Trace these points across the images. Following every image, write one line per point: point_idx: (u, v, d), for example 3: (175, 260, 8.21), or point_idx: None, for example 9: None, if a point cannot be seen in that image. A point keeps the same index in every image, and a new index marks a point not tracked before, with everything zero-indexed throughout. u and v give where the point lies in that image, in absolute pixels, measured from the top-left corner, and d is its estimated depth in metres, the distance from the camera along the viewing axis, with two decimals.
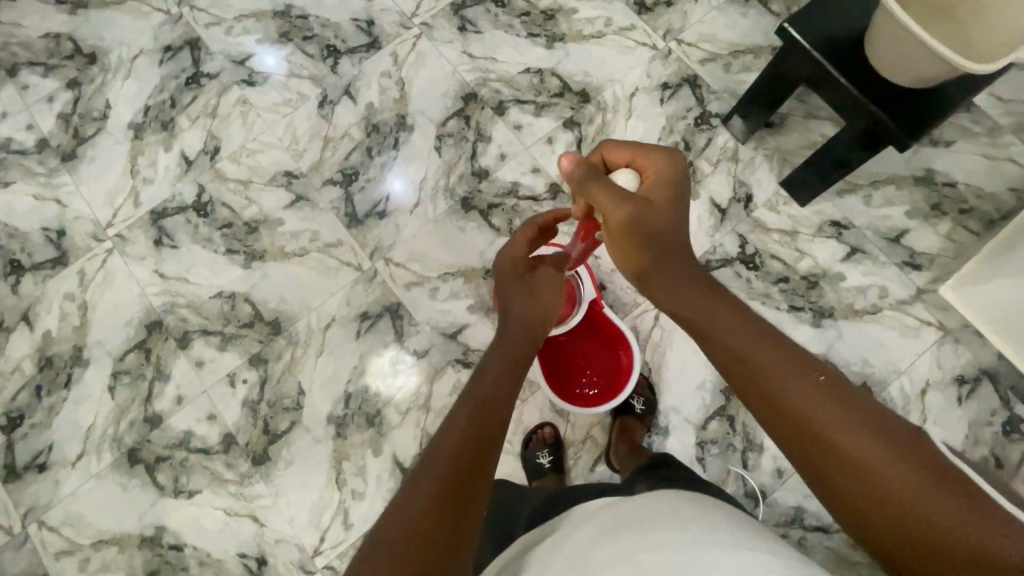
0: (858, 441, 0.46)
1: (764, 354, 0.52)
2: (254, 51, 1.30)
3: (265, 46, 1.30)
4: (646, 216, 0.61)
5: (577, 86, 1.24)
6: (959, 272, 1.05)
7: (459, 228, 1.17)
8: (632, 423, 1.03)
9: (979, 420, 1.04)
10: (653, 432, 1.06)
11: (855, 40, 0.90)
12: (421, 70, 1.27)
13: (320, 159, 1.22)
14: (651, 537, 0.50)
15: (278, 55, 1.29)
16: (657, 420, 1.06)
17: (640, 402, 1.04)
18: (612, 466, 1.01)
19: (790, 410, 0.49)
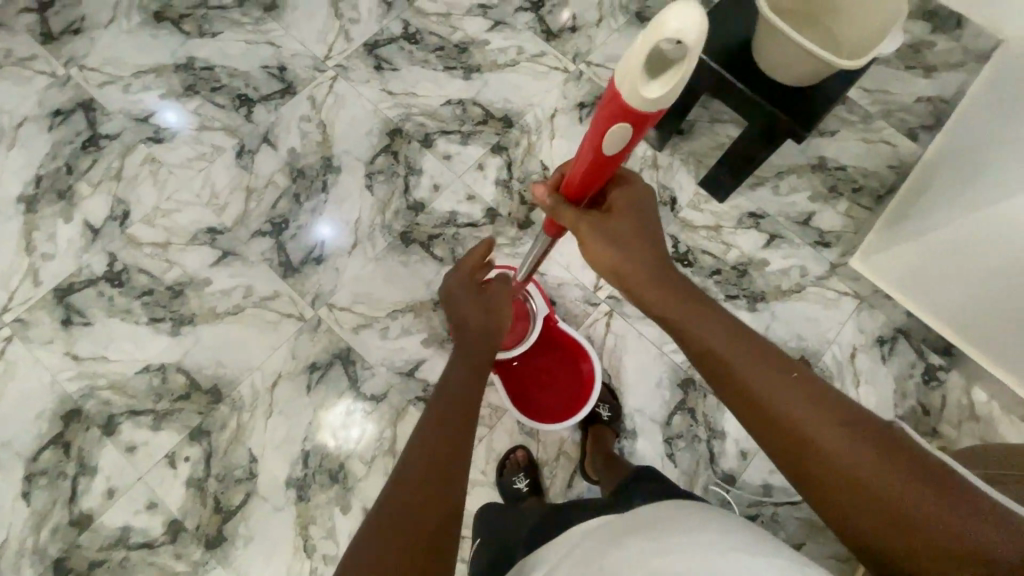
0: (838, 443, 0.48)
1: (744, 367, 0.55)
2: (158, 106, 1.23)
3: (171, 101, 1.24)
4: (616, 234, 0.62)
5: (499, 113, 1.28)
6: (863, 245, 1.16)
7: (402, 263, 1.15)
8: (603, 432, 1.03)
9: (903, 374, 1.15)
10: (622, 437, 1.07)
11: (743, 46, 1.00)
12: (342, 112, 1.26)
13: (245, 211, 1.17)
14: (666, 540, 0.50)
15: (184, 108, 1.24)
16: (625, 424, 1.08)
17: (606, 410, 1.05)
18: (590, 478, 1.01)
19: (772, 410, 0.52)
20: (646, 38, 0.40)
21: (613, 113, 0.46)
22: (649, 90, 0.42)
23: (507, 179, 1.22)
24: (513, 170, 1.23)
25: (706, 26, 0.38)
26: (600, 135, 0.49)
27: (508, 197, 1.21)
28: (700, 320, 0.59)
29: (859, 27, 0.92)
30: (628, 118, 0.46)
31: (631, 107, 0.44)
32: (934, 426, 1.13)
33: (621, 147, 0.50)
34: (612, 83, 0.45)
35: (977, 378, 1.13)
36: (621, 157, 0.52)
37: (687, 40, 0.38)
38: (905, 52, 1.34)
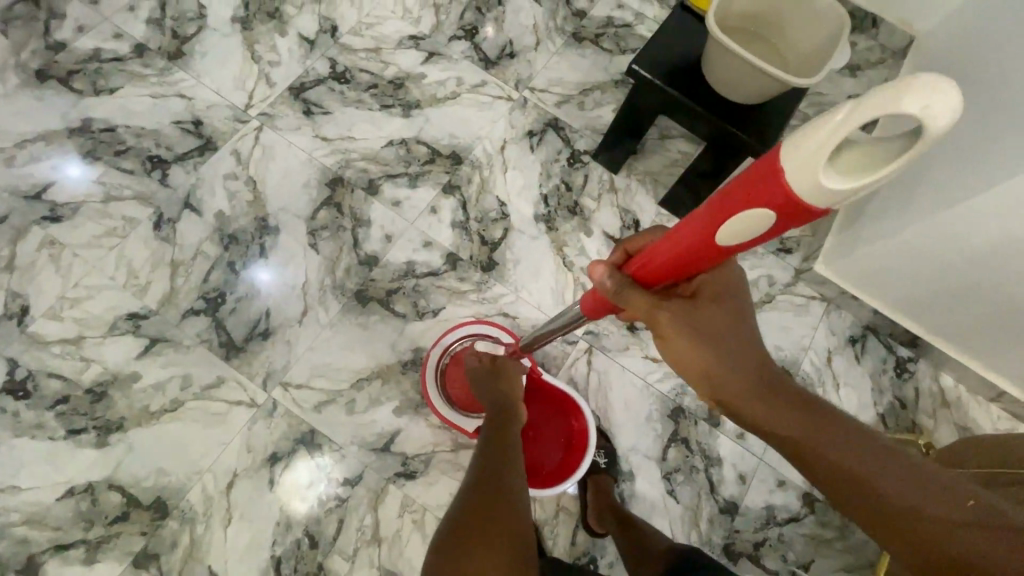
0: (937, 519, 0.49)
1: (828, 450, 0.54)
2: (55, 178, 1.07)
3: (70, 170, 1.08)
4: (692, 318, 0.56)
5: (446, 149, 1.21)
6: (823, 248, 1.19)
7: (361, 326, 1.05)
8: (603, 480, 0.98)
9: (877, 371, 1.17)
10: (620, 479, 1.02)
11: (692, 63, 0.96)
12: (273, 164, 1.14)
13: (171, 290, 1.03)
14: None
15: (82, 177, 1.08)
16: (621, 466, 1.03)
17: (602, 455, 1.00)
18: (595, 532, 0.95)
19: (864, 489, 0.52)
20: (862, 111, 0.32)
21: (759, 194, 0.39)
22: (842, 174, 0.34)
23: (464, 220, 1.15)
24: (469, 209, 1.16)
25: (948, 119, 0.31)
26: (730, 214, 0.42)
27: (467, 239, 1.14)
28: (787, 405, 0.56)
29: (808, 47, 0.92)
30: (778, 208, 0.38)
31: (792, 197, 0.37)
32: (912, 418, 1.15)
33: (746, 234, 0.42)
34: (782, 159, 0.36)
35: (944, 365, 1.16)
36: (738, 246, 0.45)
37: (926, 125, 0.31)
38: None
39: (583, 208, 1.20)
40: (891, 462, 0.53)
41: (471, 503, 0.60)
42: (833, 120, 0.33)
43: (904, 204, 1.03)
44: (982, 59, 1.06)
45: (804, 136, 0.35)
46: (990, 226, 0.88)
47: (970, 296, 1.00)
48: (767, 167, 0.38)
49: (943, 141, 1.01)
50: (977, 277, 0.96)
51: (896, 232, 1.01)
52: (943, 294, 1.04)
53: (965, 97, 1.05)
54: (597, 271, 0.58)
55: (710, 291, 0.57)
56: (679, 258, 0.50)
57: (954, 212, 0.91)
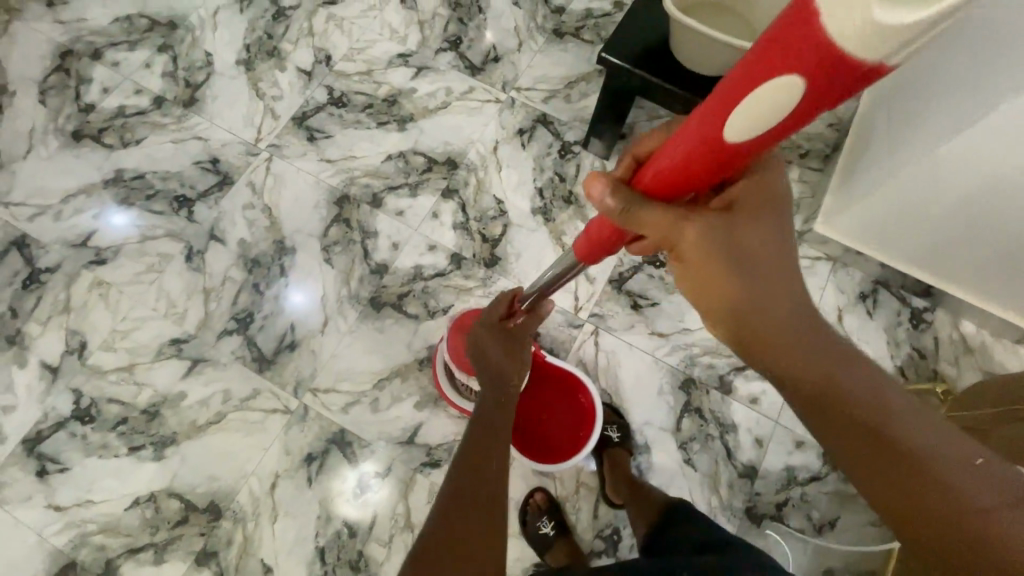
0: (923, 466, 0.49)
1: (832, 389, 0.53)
2: (103, 229, 1.19)
3: (115, 220, 1.20)
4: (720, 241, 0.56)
5: (441, 157, 1.27)
6: (823, 208, 1.17)
7: (377, 329, 1.12)
8: (619, 453, 1.01)
9: (892, 324, 1.16)
10: (636, 453, 1.06)
11: (660, 46, 0.99)
12: (284, 190, 1.23)
13: (206, 314, 1.13)
14: None
15: (125, 222, 1.20)
16: (635, 440, 1.06)
17: (615, 430, 1.04)
18: (614, 503, 0.99)
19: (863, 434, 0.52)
20: None
21: (791, 50, 0.33)
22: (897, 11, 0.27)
23: (464, 220, 1.21)
24: (469, 211, 1.22)
25: None
26: (754, 85, 0.37)
27: (469, 239, 1.20)
28: (809, 344, 0.56)
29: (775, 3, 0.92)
30: (811, 71, 0.33)
31: (831, 51, 0.30)
32: (933, 368, 1.13)
33: (768, 113, 0.37)
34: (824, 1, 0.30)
35: (962, 312, 1.14)
36: (755, 135, 0.40)
37: None
38: None
39: (578, 197, 1.24)
40: (913, 410, 0.52)
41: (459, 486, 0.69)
42: None
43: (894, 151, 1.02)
44: None
45: None
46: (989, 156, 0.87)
47: (982, 233, 0.98)
48: (801, 12, 0.31)
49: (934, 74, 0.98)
50: (987, 210, 0.93)
51: (892, 178, 1.00)
52: (955, 236, 1.01)
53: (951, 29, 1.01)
54: (599, 188, 0.55)
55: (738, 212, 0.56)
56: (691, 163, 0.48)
57: (944, 151, 0.90)
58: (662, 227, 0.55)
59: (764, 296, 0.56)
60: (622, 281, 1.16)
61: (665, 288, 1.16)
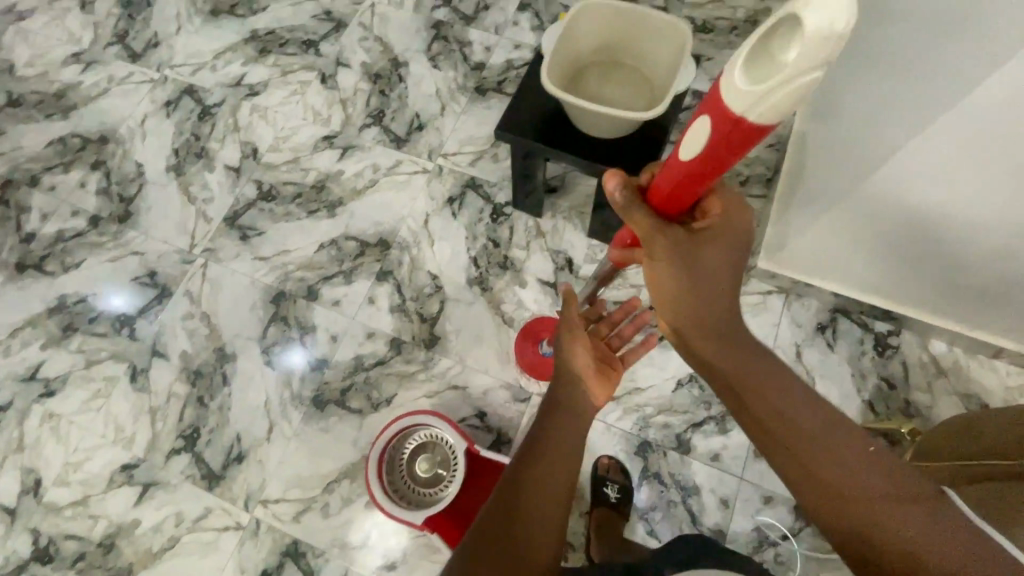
0: (857, 485, 0.55)
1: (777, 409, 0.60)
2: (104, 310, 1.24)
3: (113, 302, 1.25)
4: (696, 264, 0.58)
5: (373, 238, 1.26)
6: (767, 243, 1.12)
7: (322, 430, 1.10)
8: (610, 514, 0.98)
9: (855, 355, 1.09)
10: (632, 515, 1.01)
11: (559, 117, 0.95)
12: (221, 295, 1.23)
13: (154, 435, 1.13)
14: None
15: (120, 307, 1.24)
16: (635, 502, 1.01)
17: (614, 489, 1.00)
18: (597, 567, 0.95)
19: (806, 453, 0.58)
20: (786, 17, 0.38)
21: (709, 103, 0.44)
22: (749, 82, 0.41)
23: (401, 302, 1.19)
24: (405, 291, 1.20)
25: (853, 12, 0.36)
26: (694, 121, 0.47)
27: (408, 321, 1.17)
28: (757, 365, 0.62)
29: (664, 50, 0.90)
30: (722, 121, 0.44)
31: (734, 115, 0.43)
32: (905, 398, 1.06)
33: (698, 139, 0.47)
34: (717, 80, 0.44)
35: (930, 332, 1.07)
36: (696, 159, 0.48)
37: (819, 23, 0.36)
38: (733, 33, 1.42)
39: (514, 261, 1.21)
40: (845, 444, 0.57)
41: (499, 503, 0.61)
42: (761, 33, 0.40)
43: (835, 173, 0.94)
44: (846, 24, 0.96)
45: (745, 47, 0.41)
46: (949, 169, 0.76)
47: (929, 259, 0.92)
48: (713, 95, 0.44)
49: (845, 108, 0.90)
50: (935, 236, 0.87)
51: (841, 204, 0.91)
52: (906, 257, 0.94)
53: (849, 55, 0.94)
54: (613, 181, 0.55)
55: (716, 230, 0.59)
56: (680, 170, 0.51)
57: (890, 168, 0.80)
58: (646, 232, 0.57)
59: (728, 318, 0.61)
60: None
61: None
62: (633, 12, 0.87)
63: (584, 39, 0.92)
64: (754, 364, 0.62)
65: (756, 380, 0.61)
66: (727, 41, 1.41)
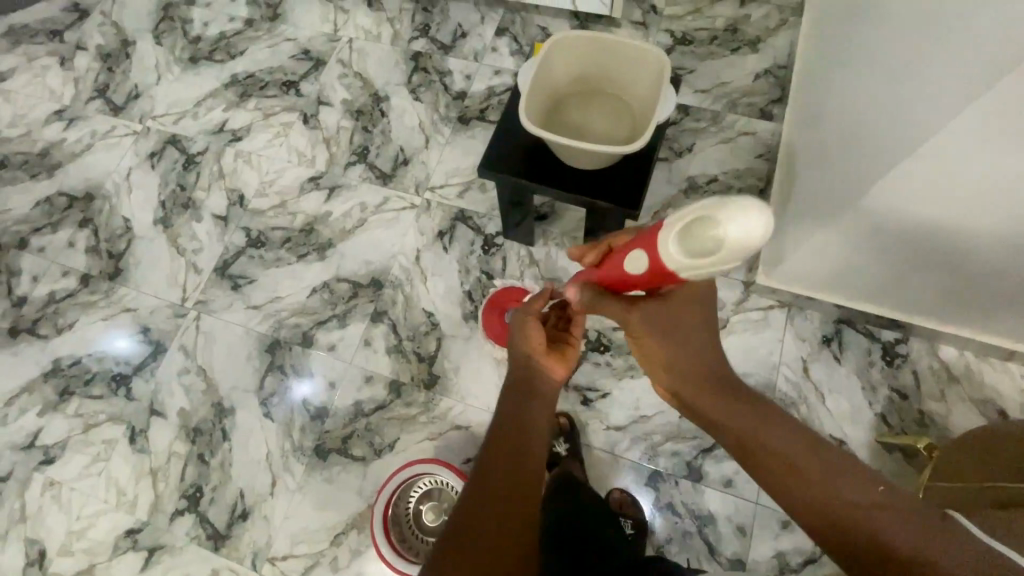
0: (858, 505, 0.53)
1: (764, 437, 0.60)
2: (106, 348, 1.25)
3: (114, 344, 1.25)
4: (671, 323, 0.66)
5: (365, 278, 1.24)
6: (766, 260, 1.10)
7: (326, 480, 1.08)
8: None
9: (863, 366, 1.07)
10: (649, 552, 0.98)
11: (543, 150, 0.93)
12: (215, 348, 1.21)
13: (156, 497, 1.11)
14: None
15: (120, 348, 1.24)
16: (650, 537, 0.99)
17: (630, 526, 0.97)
18: None
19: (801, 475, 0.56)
20: (711, 205, 0.48)
21: (652, 247, 0.55)
22: (681, 247, 0.51)
23: (397, 343, 1.17)
24: (401, 331, 1.18)
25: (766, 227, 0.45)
26: (639, 247, 0.58)
27: (405, 362, 1.16)
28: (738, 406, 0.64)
29: (646, 77, 0.88)
30: (661, 267, 0.55)
31: (675, 270, 0.54)
32: (918, 408, 1.03)
33: (640, 267, 0.58)
34: (662, 230, 0.54)
35: (938, 338, 1.04)
36: (642, 277, 0.58)
37: (737, 230, 0.46)
38: (714, 43, 1.40)
39: None
40: (838, 467, 0.56)
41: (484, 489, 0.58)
42: (695, 208, 0.49)
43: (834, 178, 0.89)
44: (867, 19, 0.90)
45: (680, 215, 0.51)
46: (949, 182, 0.70)
47: (935, 265, 0.87)
48: (655, 239, 0.55)
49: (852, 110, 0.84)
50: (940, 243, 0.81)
51: (838, 215, 0.86)
52: (912, 264, 0.89)
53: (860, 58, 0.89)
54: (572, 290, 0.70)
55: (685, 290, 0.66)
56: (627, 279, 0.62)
57: (887, 184, 0.74)
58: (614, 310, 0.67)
59: (711, 361, 0.68)
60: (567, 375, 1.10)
61: (614, 374, 1.09)
62: (606, 41, 0.86)
63: (558, 70, 0.90)
64: (745, 408, 0.64)
65: (748, 423, 0.62)
66: (708, 52, 1.39)
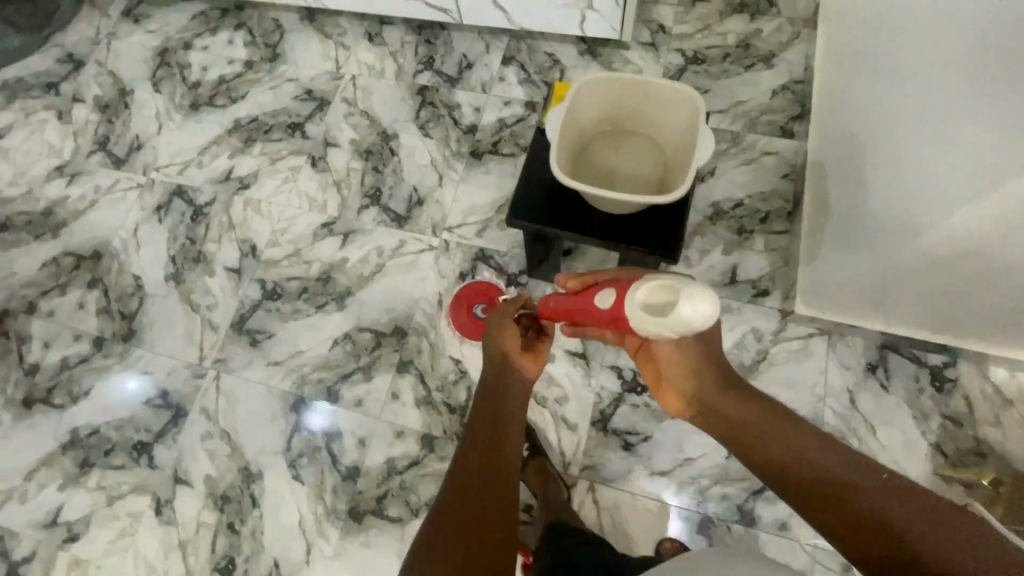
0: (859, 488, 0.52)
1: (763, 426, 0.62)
2: (115, 391, 1.23)
3: (127, 387, 1.23)
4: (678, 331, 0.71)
5: (388, 327, 1.20)
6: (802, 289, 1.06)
7: (364, 544, 1.05)
8: None
9: (912, 394, 1.03)
10: None
11: (572, 196, 0.90)
12: (238, 409, 1.17)
13: (189, 571, 1.07)
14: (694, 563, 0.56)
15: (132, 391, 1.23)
16: None
17: None
18: None
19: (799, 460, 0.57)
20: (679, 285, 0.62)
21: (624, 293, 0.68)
22: (649, 299, 0.64)
23: (426, 394, 1.13)
24: (429, 381, 1.15)
25: (707, 317, 0.59)
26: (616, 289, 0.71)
27: (436, 413, 1.12)
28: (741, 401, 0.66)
29: (676, 117, 0.84)
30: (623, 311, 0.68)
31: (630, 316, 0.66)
32: (973, 435, 1.00)
33: (608, 303, 0.71)
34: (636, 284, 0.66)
35: (988, 361, 1.01)
36: (608, 311, 0.71)
37: (691, 311, 0.59)
38: (727, 60, 1.37)
39: None
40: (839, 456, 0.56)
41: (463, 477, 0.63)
42: (669, 281, 0.63)
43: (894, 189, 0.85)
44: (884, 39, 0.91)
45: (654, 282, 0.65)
46: None
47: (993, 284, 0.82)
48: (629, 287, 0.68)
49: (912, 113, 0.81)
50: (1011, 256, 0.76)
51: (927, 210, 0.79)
52: (968, 280, 0.84)
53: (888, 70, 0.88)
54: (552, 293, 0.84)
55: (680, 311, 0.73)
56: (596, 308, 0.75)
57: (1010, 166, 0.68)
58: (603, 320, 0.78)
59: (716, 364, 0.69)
60: (605, 419, 1.08)
61: (654, 415, 1.06)
62: (637, 83, 0.82)
63: (586, 109, 0.86)
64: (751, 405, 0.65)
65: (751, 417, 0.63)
66: (722, 70, 1.36)
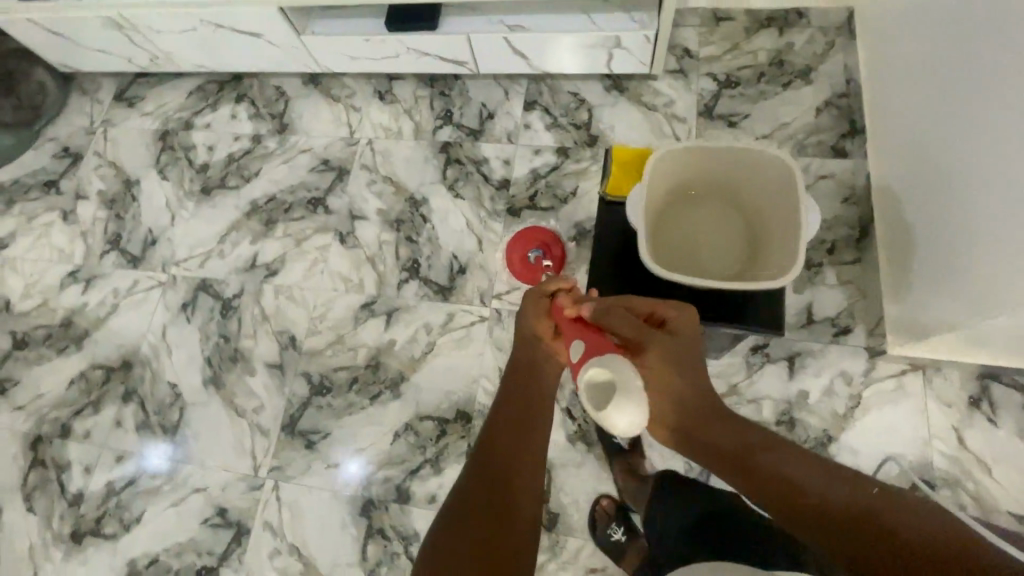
0: (835, 491, 0.53)
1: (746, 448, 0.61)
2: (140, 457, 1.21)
3: (152, 456, 1.21)
4: (666, 351, 0.69)
5: (450, 411, 1.13)
6: (898, 328, 1.00)
7: None
8: None
9: (1023, 426, 0.97)
10: None
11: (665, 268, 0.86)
12: (305, 520, 1.11)
13: None
14: None
15: (155, 462, 1.20)
16: None
17: None
18: None
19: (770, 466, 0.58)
20: (626, 388, 0.65)
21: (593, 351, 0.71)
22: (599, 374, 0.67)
23: None
24: None
25: (625, 436, 0.65)
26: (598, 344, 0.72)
27: None
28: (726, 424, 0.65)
29: (765, 175, 0.78)
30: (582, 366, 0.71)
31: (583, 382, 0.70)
32: None
33: (577, 354, 0.73)
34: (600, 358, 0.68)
35: None
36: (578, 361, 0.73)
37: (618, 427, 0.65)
38: (761, 80, 1.30)
39: None
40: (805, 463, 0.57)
41: (475, 475, 0.70)
42: (627, 377, 0.65)
43: (986, 203, 0.80)
44: (951, 59, 0.91)
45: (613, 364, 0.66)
46: None
47: None
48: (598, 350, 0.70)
49: (998, 115, 0.78)
50: None
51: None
52: None
53: (964, 85, 0.87)
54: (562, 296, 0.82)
55: (681, 335, 0.71)
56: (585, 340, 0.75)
57: None
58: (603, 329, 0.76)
59: (696, 384, 0.68)
60: None
61: None
62: (722, 151, 0.78)
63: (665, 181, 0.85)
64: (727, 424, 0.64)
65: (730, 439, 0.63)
66: (758, 91, 1.29)
